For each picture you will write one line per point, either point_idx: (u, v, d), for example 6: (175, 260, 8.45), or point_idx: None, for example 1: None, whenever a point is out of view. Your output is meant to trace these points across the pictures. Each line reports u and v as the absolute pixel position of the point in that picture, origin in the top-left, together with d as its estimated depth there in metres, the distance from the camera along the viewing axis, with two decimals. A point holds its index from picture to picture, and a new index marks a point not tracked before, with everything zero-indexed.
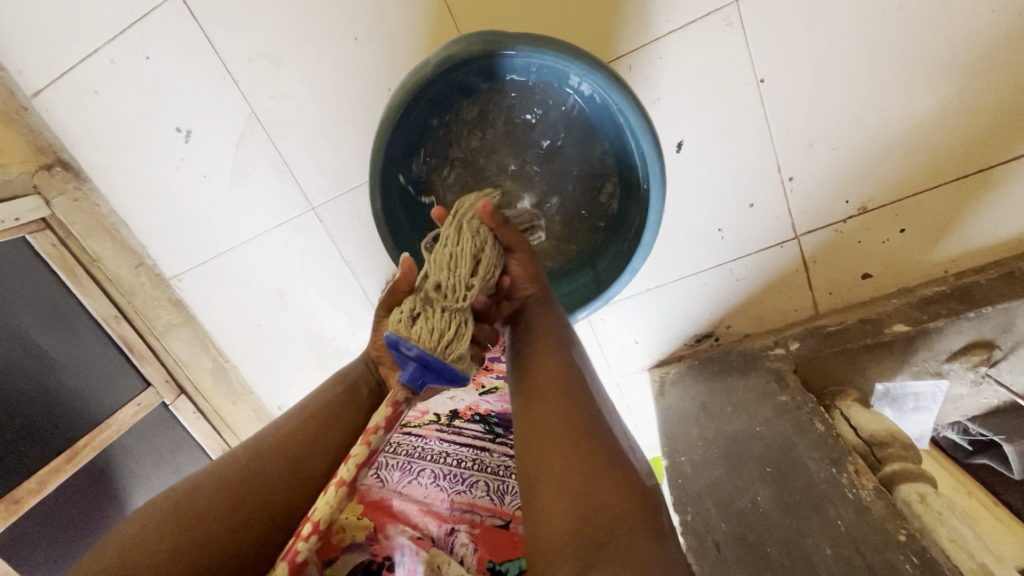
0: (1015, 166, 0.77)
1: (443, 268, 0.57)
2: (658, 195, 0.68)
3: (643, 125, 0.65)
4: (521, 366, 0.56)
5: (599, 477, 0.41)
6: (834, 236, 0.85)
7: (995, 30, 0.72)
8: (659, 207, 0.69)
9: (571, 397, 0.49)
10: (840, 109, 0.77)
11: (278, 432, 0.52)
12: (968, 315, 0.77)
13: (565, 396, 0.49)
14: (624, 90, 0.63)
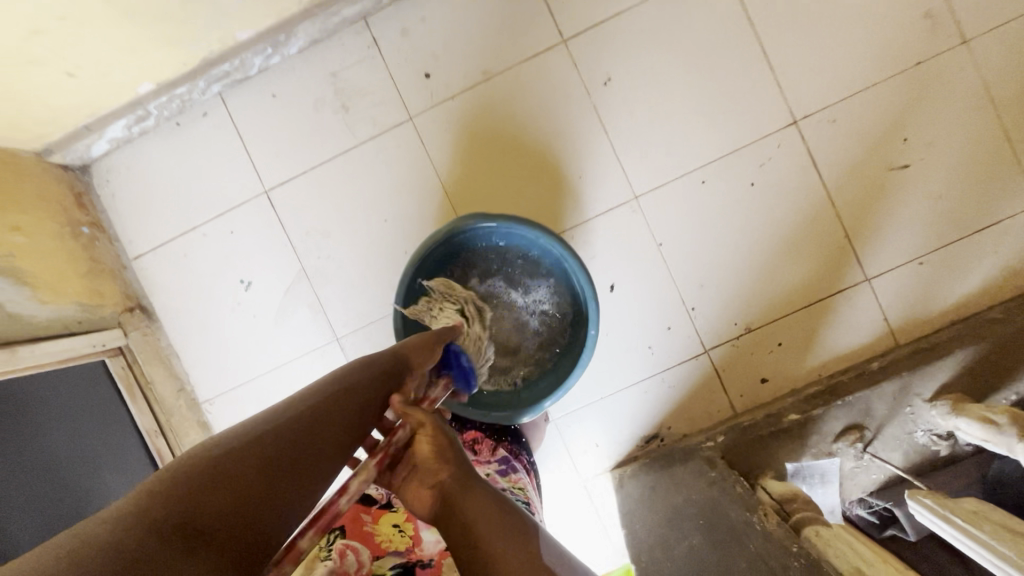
0: (839, 297, 1.12)
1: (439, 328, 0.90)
2: (595, 311, 0.98)
3: (580, 267, 0.98)
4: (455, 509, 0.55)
5: None
6: (733, 350, 1.14)
7: (800, 213, 1.12)
8: (597, 320, 0.98)
9: (504, 530, 0.54)
10: (716, 262, 1.14)
11: (305, 411, 0.61)
12: (837, 402, 1.04)
13: (500, 532, 0.54)
14: (565, 246, 0.98)
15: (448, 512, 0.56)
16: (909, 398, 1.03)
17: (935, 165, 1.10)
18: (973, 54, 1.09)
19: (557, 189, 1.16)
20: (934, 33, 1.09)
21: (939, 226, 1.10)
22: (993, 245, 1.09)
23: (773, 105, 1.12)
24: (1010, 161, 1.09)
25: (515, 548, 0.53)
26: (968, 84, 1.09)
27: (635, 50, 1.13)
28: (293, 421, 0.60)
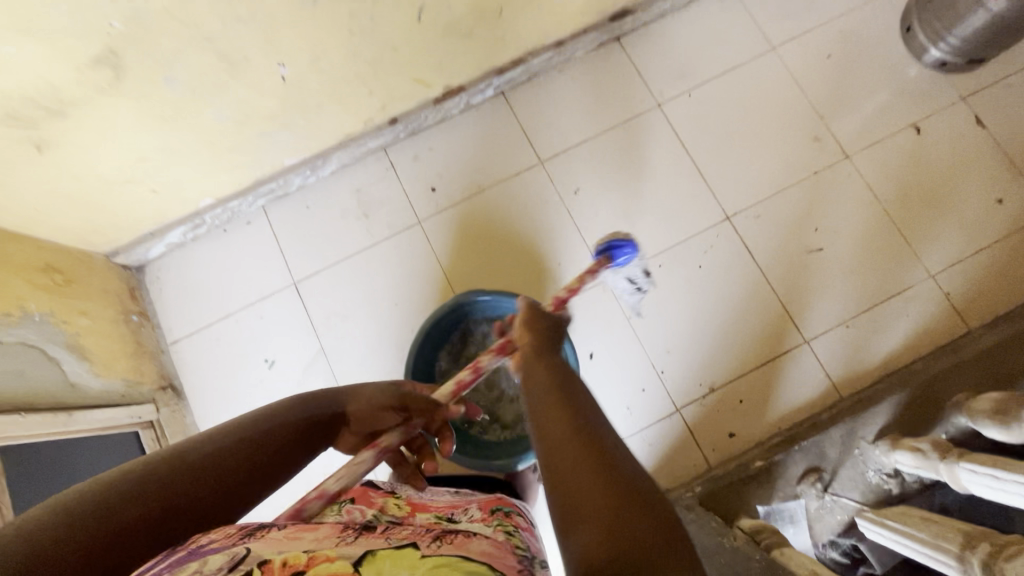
0: (785, 358, 1.31)
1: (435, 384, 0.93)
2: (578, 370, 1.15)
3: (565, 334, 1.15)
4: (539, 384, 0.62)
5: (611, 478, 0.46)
6: (701, 408, 1.30)
7: (743, 288, 1.36)
8: None
9: (574, 409, 0.55)
10: (678, 331, 1.34)
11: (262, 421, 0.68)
12: (794, 448, 1.18)
13: (570, 409, 0.55)
14: None
15: (531, 386, 0.62)
16: (856, 440, 1.18)
17: (844, 248, 1.36)
18: (856, 165, 1.41)
19: (540, 275, 1.40)
20: (824, 151, 1.42)
21: (857, 295, 1.34)
22: (903, 309, 1.32)
23: (709, 205, 1.40)
24: (902, 242, 1.36)
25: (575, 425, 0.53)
26: (857, 186, 1.40)
27: (597, 167, 1.44)
28: (253, 428, 0.66)
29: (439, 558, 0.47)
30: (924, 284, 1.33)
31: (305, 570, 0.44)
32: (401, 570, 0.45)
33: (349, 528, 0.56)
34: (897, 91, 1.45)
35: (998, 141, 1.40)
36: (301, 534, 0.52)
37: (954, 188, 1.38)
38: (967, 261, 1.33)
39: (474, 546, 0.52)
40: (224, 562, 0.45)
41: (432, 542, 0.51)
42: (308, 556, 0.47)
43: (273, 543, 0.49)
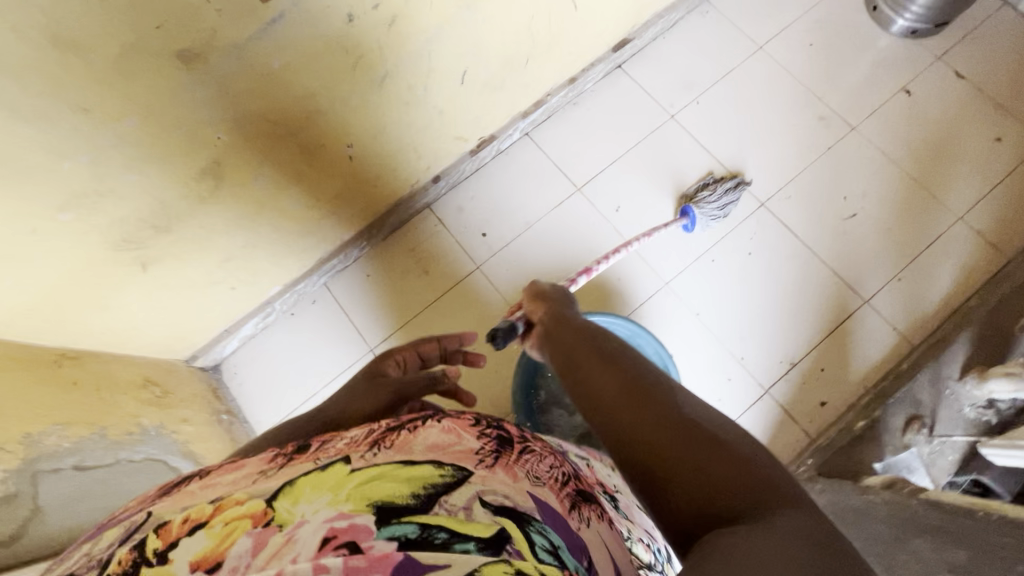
0: (852, 320, 1.39)
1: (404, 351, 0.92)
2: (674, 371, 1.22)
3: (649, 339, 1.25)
4: (582, 374, 0.62)
5: (692, 455, 0.49)
6: (787, 385, 1.35)
7: (794, 264, 1.44)
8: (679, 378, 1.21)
9: (638, 389, 0.56)
10: (747, 317, 1.41)
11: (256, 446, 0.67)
12: (890, 400, 1.27)
13: (634, 391, 0.56)
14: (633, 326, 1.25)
15: (578, 372, 0.63)
16: (944, 382, 1.25)
17: (875, 210, 1.47)
18: (864, 134, 1.54)
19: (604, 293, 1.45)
20: (831, 127, 1.55)
21: (900, 250, 1.43)
22: (944, 254, 1.42)
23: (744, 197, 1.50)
24: (925, 194, 1.47)
25: (646, 406, 0.54)
26: (870, 153, 1.52)
27: (631, 183, 1.53)
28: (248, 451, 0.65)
29: (366, 471, 0.48)
30: (955, 228, 1.44)
31: (208, 520, 0.43)
32: (320, 494, 0.45)
33: (279, 454, 0.54)
34: (881, 63, 1.60)
35: (981, 89, 1.55)
36: (222, 475, 0.51)
37: (955, 138, 1.51)
38: (987, 200, 1.45)
39: (417, 443, 0.54)
40: (117, 537, 0.44)
41: (366, 450, 0.52)
42: (216, 500, 0.46)
43: (183, 497, 0.48)
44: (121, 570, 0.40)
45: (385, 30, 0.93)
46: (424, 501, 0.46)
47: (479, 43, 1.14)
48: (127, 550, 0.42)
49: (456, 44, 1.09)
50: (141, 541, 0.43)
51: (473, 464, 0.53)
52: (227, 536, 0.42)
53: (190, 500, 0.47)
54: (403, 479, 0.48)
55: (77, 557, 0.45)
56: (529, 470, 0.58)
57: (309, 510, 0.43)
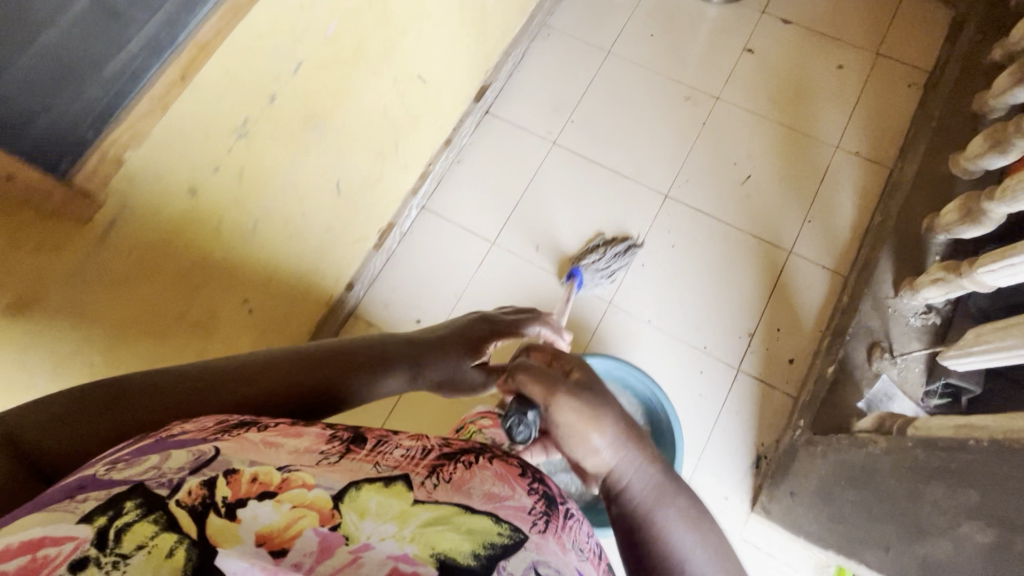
0: (786, 274, 1.44)
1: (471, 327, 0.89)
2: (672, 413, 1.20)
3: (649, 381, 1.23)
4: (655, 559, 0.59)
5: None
6: (755, 356, 1.38)
7: (716, 241, 1.48)
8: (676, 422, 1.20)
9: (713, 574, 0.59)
10: (695, 306, 1.43)
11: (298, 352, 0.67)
12: (848, 337, 1.29)
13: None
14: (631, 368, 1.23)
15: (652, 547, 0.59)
16: (885, 302, 1.31)
17: (765, 165, 1.54)
18: (729, 99, 1.61)
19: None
20: (699, 103, 1.61)
21: (801, 193, 1.51)
22: (838, 183, 1.51)
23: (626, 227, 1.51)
24: (801, 135, 1.56)
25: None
26: (740, 114, 1.59)
27: (542, 218, 1.53)
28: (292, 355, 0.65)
29: (431, 508, 0.48)
30: (837, 156, 1.53)
31: (277, 493, 0.44)
32: (388, 518, 0.45)
33: (336, 437, 0.54)
34: (716, 31, 1.69)
35: (809, 28, 1.67)
36: (282, 441, 0.51)
37: (806, 77, 1.62)
38: (853, 122, 1.56)
39: (476, 485, 0.53)
40: (187, 462, 0.45)
41: (426, 477, 0.51)
42: (288, 471, 0.46)
43: (246, 448, 0.48)
44: (190, 502, 0.41)
45: (238, 185, 0.87)
46: (484, 561, 0.45)
47: (342, 151, 1.09)
48: (197, 483, 0.43)
49: (319, 163, 1.04)
50: (213, 479, 0.43)
51: (528, 525, 0.51)
52: (290, 524, 0.42)
53: (256, 456, 0.47)
54: (466, 529, 0.47)
55: (144, 467, 0.44)
56: (574, 541, 0.55)
57: (376, 533, 0.44)
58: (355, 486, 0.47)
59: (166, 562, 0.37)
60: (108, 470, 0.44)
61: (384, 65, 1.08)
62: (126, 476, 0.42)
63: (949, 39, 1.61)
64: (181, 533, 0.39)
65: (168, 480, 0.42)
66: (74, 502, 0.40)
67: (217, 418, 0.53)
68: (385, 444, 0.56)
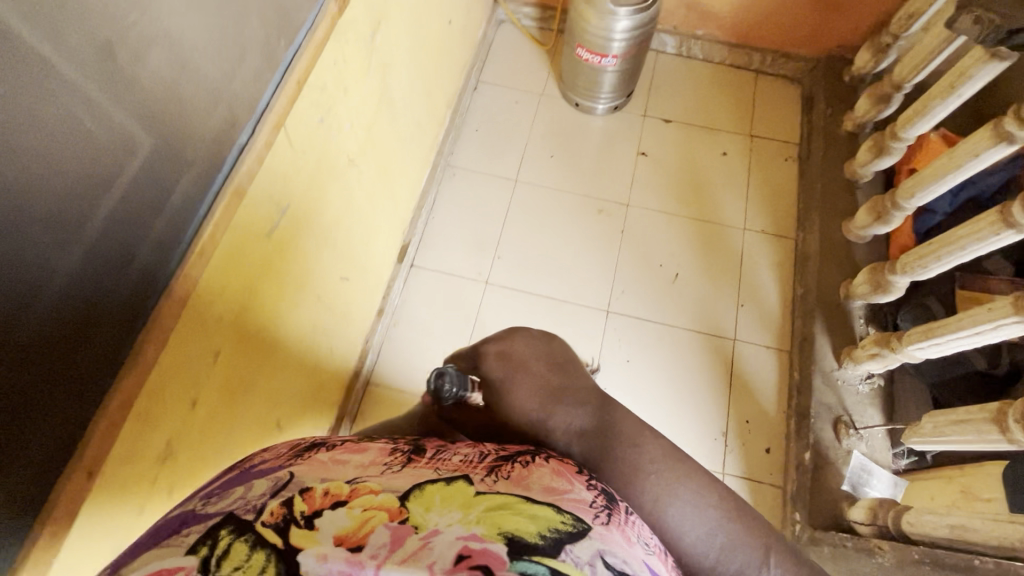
0: (738, 363, 1.49)
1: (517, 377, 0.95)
2: None
3: None
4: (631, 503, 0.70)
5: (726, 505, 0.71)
6: (734, 455, 1.40)
7: (667, 346, 1.51)
8: None
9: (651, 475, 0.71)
10: (666, 418, 1.44)
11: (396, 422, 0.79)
12: (813, 420, 1.33)
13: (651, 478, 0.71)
14: None
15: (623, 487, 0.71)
16: (832, 375, 1.38)
17: (688, 261, 1.62)
18: (638, 205, 1.70)
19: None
20: (613, 214, 1.68)
21: (727, 280, 1.59)
22: (756, 263, 1.61)
23: (579, 353, 1.50)
24: (710, 224, 1.67)
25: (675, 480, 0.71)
26: (652, 216, 1.68)
27: None
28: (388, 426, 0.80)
29: (490, 500, 0.55)
30: (747, 238, 1.65)
31: (349, 501, 0.52)
32: (450, 510, 0.52)
33: (398, 450, 0.67)
34: (608, 141, 1.80)
35: (687, 123, 1.82)
36: (348, 457, 0.63)
37: (698, 169, 1.75)
38: (751, 203, 1.69)
39: (534, 480, 0.61)
40: (267, 487, 0.54)
41: (485, 475, 0.61)
42: (354, 483, 0.56)
43: (317, 467, 0.59)
44: (272, 520, 0.47)
45: (169, 501, 0.74)
46: (548, 540, 0.49)
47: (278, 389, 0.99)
48: (277, 504, 0.50)
49: (256, 413, 0.94)
50: (289, 499, 0.51)
51: (590, 517, 0.55)
52: (362, 525, 0.48)
53: (326, 474, 0.58)
54: (528, 513, 0.52)
55: (231, 498, 0.52)
56: (639, 535, 0.58)
57: (442, 521, 0.50)
58: (418, 486, 0.57)
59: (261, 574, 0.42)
60: (203, 504, 0.52)
61: (308, 289, 1.01)
62: (219, 507, 0.50)
63: (805, 111, 1.81)
64: (266, 549, 0.44)
65: (252, 504, 0.50)
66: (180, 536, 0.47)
67: (292, 443, 0.65)
68: (443, 453, 0.67)
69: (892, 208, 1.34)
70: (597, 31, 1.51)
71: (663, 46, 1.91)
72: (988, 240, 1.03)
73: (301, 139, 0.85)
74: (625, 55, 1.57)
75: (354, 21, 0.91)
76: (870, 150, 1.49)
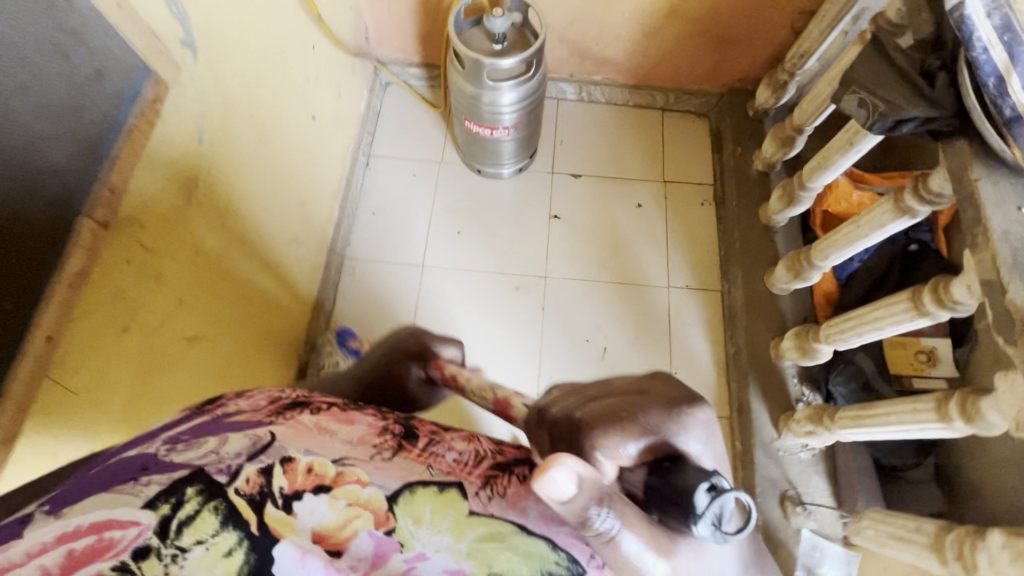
0: None
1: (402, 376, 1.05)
2: None
3: None
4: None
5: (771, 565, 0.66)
6: None
7: None
8: None
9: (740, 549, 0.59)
10: None
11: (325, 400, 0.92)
12: (759, 501, 1.26)
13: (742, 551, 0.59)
14: None
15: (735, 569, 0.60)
16: (773, 445, 1.31)
17: (615, 331, 1.53)
18: (556, 276, 1.59)
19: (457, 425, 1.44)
20: (531, 290, 1.57)
21: (657, 347, 1.51)
22: (685, 323, 1.54)
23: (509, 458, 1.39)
24: (634, 287, 1.58)
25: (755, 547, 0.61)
26: (572, 287, 1.57)
27: None
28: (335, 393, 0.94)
29: (488, 522, 0.53)
30: (672, 297, 1.57)
31: (331, 489, 0.51)
32: (440, 521, 0.52)
33: (388, 432, 0.61)
34: (517, 206, 1.68)
35: (597, 175, 1.72)
36: (337, 427, 0.60)
37: (614, 226, 1.65)
38: (673, 257, 1.61)
39: (530, 503, 0.56)
40: (244, 448, 0.51)
41: (480, 488, 0.56)
42: (342, 466, 0.53)
43: (302, 433, 0.56)
44: (246, 491, 0.47)
45: None
46: None
47: None
48: (255, 470, 0.49)
49: None
50: (269, 466, 0.50)
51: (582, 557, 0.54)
52: (344, 526, 0.49)
53: (312, 444, 0.55)
54: (520, 549, 0.52)
55: (200, 450, 0.49)
56: None
57: (430, 542, 0.51)
58: (406, 491, 0.53)
59: (225, 559, 0.43)
60: (169, 449, 0.49)
61: None
62: (185, 459, 0.47)
63: (715, 148, 1.74)
64: (239, 530, 0.45)
65: (227, 467, 0.47)
66: (139, 483, 0.45)
67: (270, 397, 0.63)
68: (437, 445, 0.61)
69: (809, 266, 1.28)
70: (483, 106, 1.37)
71: (562, 93, 1.79)
72: (905, 327, 0.97)
73: (94, 366, 0.66)
74: (517, 125, 1.44)
75: (156, 196, 0.75)
76: (780, 199, 1.43)
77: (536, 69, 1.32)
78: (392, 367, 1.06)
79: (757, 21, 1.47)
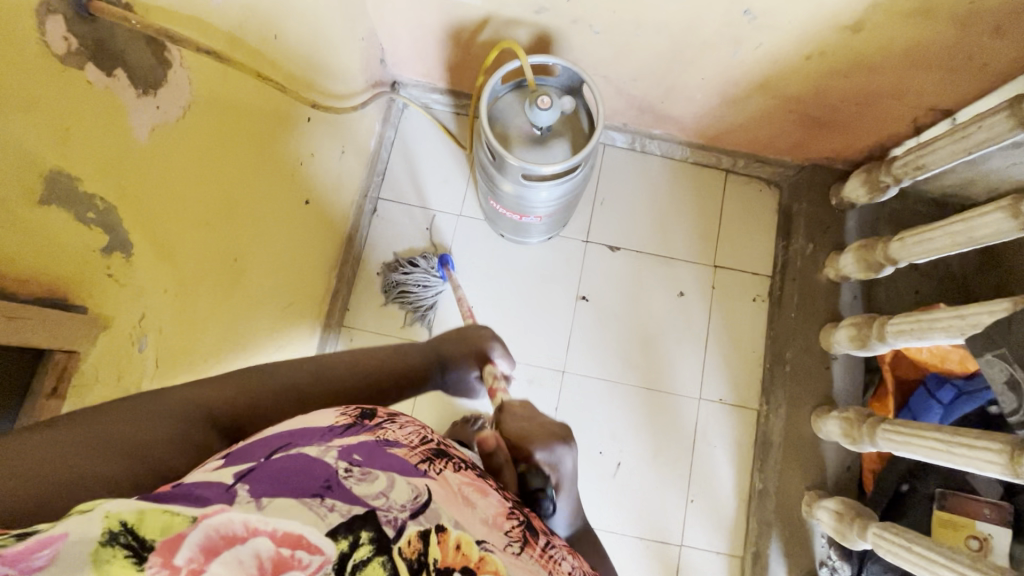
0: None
1: (457, 356, 0.87)
2: None
3: None
4: None
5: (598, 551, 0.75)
6: None
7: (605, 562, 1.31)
8: None
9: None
10: None
11: (312, 374, 0.65)
12: None
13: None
14: None
15: None
16: None
17: (632, 446, 1.38)
18: (576, 370, 1.42)
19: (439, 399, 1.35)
20: (545, 384, 1.41)
21: (676, 468, 1.37)
22: (712, 444, 1.38)
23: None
24: (660, 395, 1.41)
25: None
26: (592, 386, 1.41)
27: None
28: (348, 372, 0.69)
29: None
30: (704, 410, 1.40)
31: (476, 572, 0.47)
32: None
33: (515, 514, 0.57)
34: (540, 281, 1.46)
35: (638, 251, 1.48)
36: (477, 497, 0.55)
37: (649, 316, 1.45)
38: (710, 363, 1.42)
39: None
40: (408, 501, 0.48)
41: None
42: (483, 549, 0.49)
43: (452, 501, 0.52)
44: (416, 553, 0.45)
45: None
46: None
47: None
48: (418, 536, 0.46)
49: None
50: (427, 532, 0.47)
51: None
52: None
53: (459, 517, 0.51)
54: None
55: (371, 489, 0.48)
56: None
57: None
58: None
59: None
60: (348, 472, 0.48)
61: None
62: (363, 498, 0.46)
63: (782, 233, 1.47)
64: None
65: (398, 523, 0.46)
66: (320, 503, 0.45)
67: (424, 437, 0.58)
68: (555, 548, 0.57)
69: (867, 439, 1.10)
70: (514, 200, 1.14)
71: (612, 140, 1.50)
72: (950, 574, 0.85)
73: None
74: (552, 215, 1.21)
75: None
76: (852, 338, 1.20)
77: (584, 170, 1.07)
78: (456, 351, 0.87)
79: (872, 109, 1.16)
